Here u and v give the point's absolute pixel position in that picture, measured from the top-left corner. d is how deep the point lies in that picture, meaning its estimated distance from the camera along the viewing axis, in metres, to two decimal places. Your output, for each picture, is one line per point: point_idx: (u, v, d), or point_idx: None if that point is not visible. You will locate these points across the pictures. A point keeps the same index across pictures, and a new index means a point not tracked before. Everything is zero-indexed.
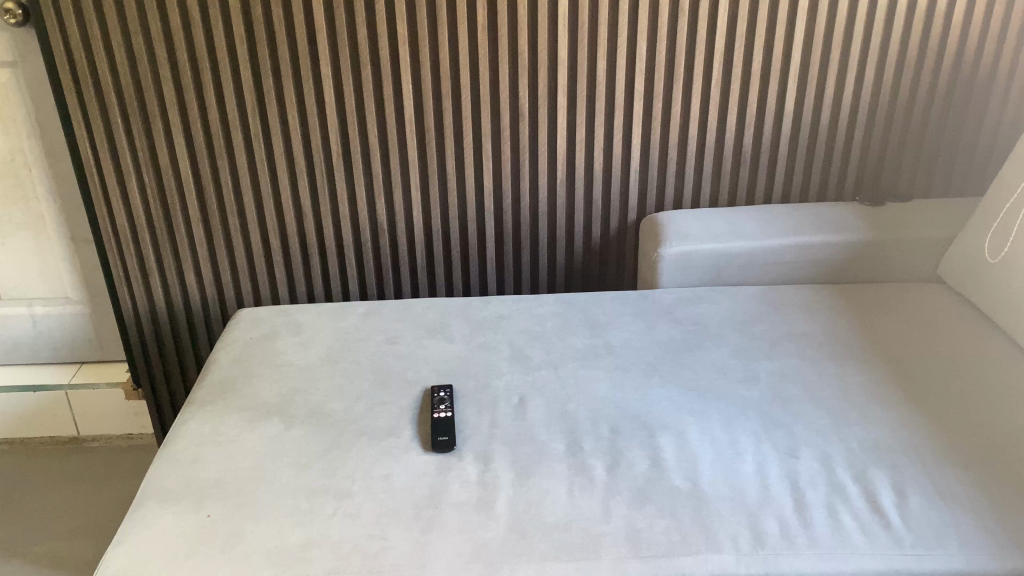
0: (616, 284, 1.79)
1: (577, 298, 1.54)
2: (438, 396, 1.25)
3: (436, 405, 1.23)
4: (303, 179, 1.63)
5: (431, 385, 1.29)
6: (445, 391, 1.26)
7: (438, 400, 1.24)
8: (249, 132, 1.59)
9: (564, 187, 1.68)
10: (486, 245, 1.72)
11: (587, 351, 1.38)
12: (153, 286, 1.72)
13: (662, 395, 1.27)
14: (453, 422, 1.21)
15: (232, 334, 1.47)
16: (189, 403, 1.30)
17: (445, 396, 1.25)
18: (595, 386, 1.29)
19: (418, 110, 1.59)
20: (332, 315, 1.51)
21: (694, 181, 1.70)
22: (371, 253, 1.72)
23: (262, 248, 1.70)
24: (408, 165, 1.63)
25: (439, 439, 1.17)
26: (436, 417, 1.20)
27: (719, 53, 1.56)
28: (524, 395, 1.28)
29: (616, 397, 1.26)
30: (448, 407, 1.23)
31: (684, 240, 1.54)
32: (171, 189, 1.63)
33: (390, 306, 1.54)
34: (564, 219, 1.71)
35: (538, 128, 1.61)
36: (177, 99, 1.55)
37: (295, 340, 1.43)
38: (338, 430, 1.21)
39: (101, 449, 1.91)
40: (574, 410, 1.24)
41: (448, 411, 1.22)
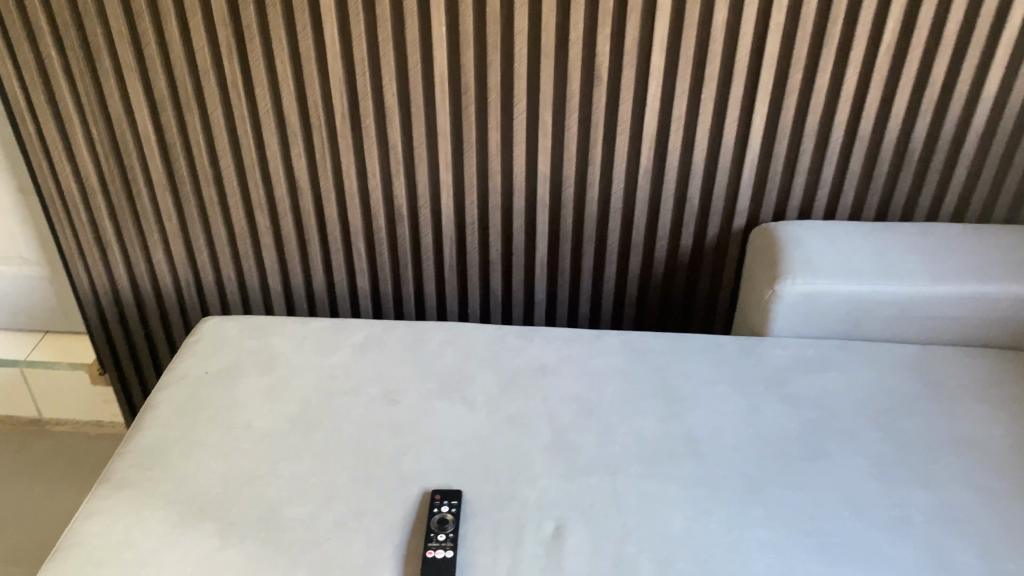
0: (704, 314, 1.35)
1: (652, 344, 1.11)
2: (437, 518, 0.87)
3: (433, 534, 0.85)
4: (297, 145, 1.21)
5: (433, 490, 0.91)
6: (450, 507, 0.88)
7: (437, 525, 0.86)
8: (224, 79, 1.17)
9: (649, 179, 1.21)
10: (535, 245, 1.28)
11: (660, 447, 0.96)
12: (113, 263, 1.36)
13: (764, 544, 0.86)
14: (454, 569, 0.83)
15: (187, 361, 1.11)
16: (106, 478, 0.95)
17: (446, 517, 0.87)
18: (666, 516, 0.89)
19: (454, 62, 1.13)
20: (320, 343, 1.13)
21: (834, 181, 1.21)
22: (385, 244, 1.30)
23: (247, 227, 1.31)
24: (436, 135, 1.19)
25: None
26: (429, 561, 0.83)
27: (902, 5, 1.05)
28: (564, 523, 0.88)
29: (697, 544, 0.86)
30: (450, 539, 0.85)
31: (814, 275, 1.09)
32: (127, 146, 1.24)
33: (398, 333, 1.14)
34: (646, 220, 1.25)
35: (621, 97, 1.14)
36: (129, 28, 1.14)
37: (262, 383, 1.06)
38: (289, 562, 0.84)
39: (67, 437, 1.60)
40: (632, 566, 0.84)
41: (449, 549, 0.84)
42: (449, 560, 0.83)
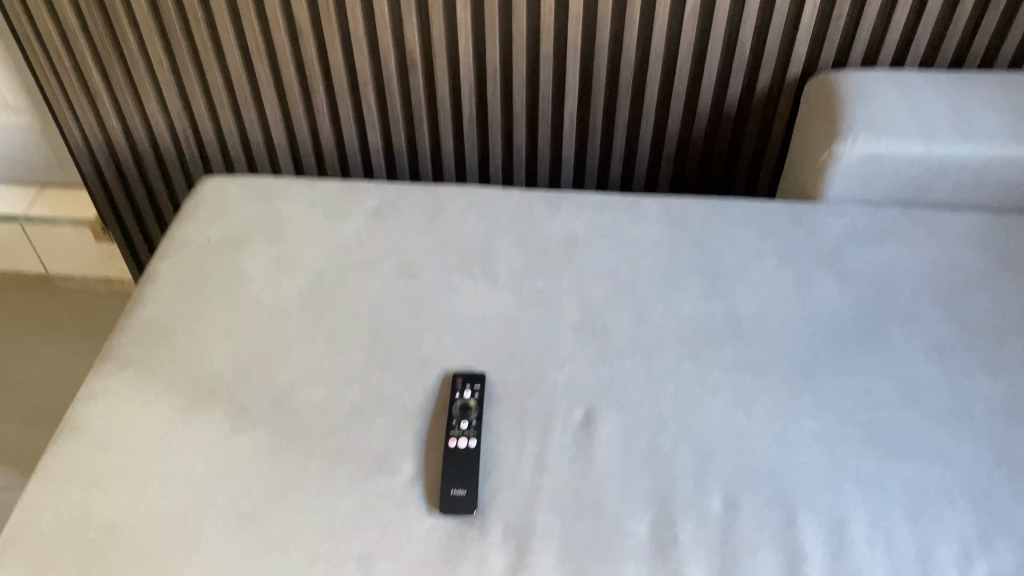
0: (747, 174, 1.24)
1: (692, 212, 1.02)
2: (459, 405, 0.81)
3: (455, 422, 0.80)
4: None
5: (454, 373, 0.85)
6: (473, 392, 0.82)
7: (459, 412, 0.80)
8: None
9: (696, 22, 1.06)
10: (564, 97, 1.16)
11: (699, 328, 0.89)
12: (104, 114, 1.25)
13: (810, 436, 0.80)
14: (478, 459, 0.78)
15: (187, 227, 1.02)
16: (108, 356, 0.89)
17: (468, 403, 0.81)
18: (706, 405, 0.83)
19: None
20: (330, 209, 1.04)
21: (908, 25, 1.06)
22: (398, 96, 1.18)
23: (246, 76, 1.18)
24: None
25: (452, 496, 0.75)
26: (452, 452, 0.78)
27: None
28: (595, 409, 0.82)
29: (738, 436, 0.80)
30: (473, 427, 0.79)
31: (880, 136, 0.97)
32: None
33: (414, 198, 1.05)
34: (689, 70, 1.11)
35: None
36: None
37: (270, 255, 0.98)
38: (304, 449, 0.80)
39: (76, 294, 1.56)
40: (668, 457, 0.79)
41: (472, 439, 0.79)
42: (473, 451, 0.78)
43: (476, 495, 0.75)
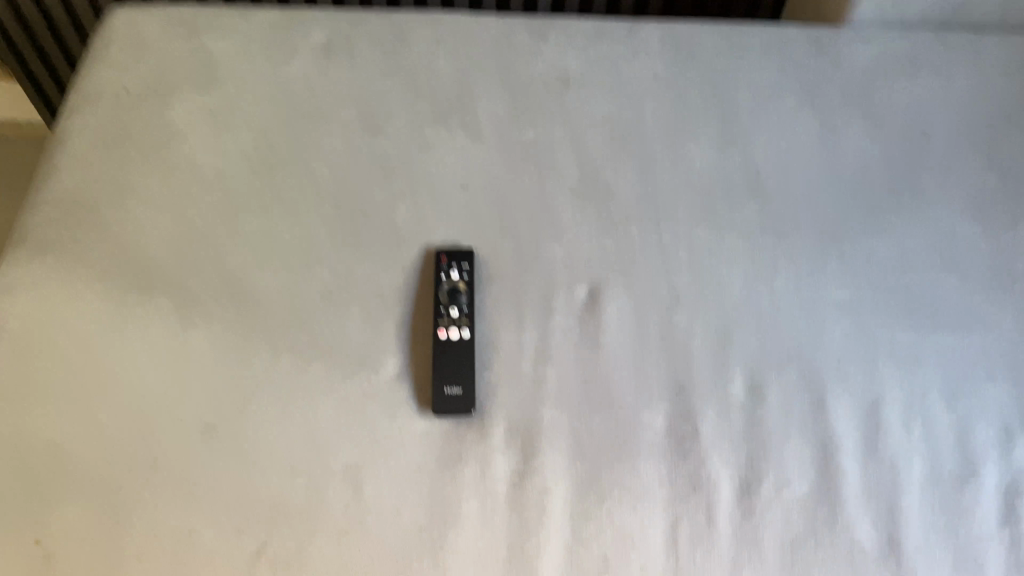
0: None
1: (698, 45, 0.88)
2: (446, 289, 0.71)
3: (443, 309, 0.70)
4: None
5: (438, 250, 0.74)
6: (462, 274, 0.72)
7: (448, 298, 0.70)
8: None
9: None
10: None
11: (713, 186, 0.79)
12: None
13: (839, 306, 0.72)
14: (472, 351, 0.69)
15: (97, 73, 0.84)
16: (20, 237, 0.75)
17: (456, 287, 0.71)
18: (724, 275, 0.74)
19: None
20: (271, 46, 0.86)
21: None
22: None
23: None
24: None
25: (447, 395, 0.66)
26: (444, 345, 0.68)
27: None
28: (600, 284, 0.73)
29: (760, 311, 0.72)
30: (465, 316, 0.70)
31: None
32: None
33: (370, 31, 0.88)
34: None
35: None
36: None
37: (204, 108, 0.82)
38: (270, 344, 0.69)
39: None
40: (685, 338, 0.70)
41: (465, 329, 0.69)
42: (466, 343, 0.69)
43: (474, 394, 0.67)
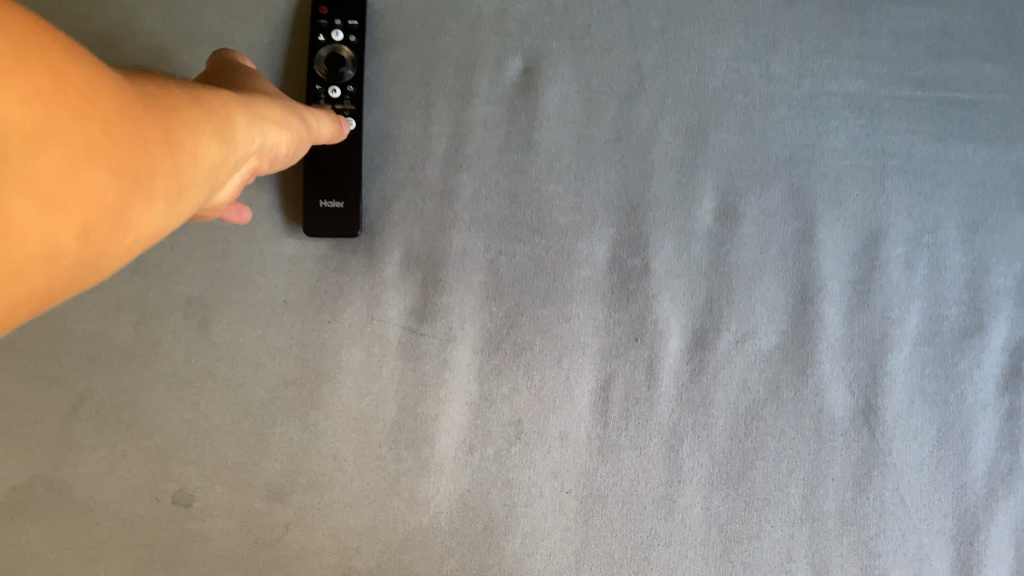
0: None
1: None
2: (325, 57, 0.52)
3: (319, 87, 0.51)
4: None
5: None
6: (347, 35, 0.52)
7: (327, 72, 0.51)
8: None
9: None
10: None
11: None
12: None
13: (850, 100, 0.55)
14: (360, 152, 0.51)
15: None
16: None
17: (338, 52, 0.52)
18: (705, 51, 0.55)
19: None
20: None
21: None
22: None
23: None
24: None
25: (324, 210, 0.50)
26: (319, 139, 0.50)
27: None
28: (540, 57, 0.54)
29: (748, 104, 0.54)
30: (349, 97, 0.51)
31: None
32: None
33: None
34: None
35: None
36: None
37: None
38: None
39: None
40: (645, 139, 0.53)
41: (350, 118, 0.51)
42: (351, 136, 0.51)
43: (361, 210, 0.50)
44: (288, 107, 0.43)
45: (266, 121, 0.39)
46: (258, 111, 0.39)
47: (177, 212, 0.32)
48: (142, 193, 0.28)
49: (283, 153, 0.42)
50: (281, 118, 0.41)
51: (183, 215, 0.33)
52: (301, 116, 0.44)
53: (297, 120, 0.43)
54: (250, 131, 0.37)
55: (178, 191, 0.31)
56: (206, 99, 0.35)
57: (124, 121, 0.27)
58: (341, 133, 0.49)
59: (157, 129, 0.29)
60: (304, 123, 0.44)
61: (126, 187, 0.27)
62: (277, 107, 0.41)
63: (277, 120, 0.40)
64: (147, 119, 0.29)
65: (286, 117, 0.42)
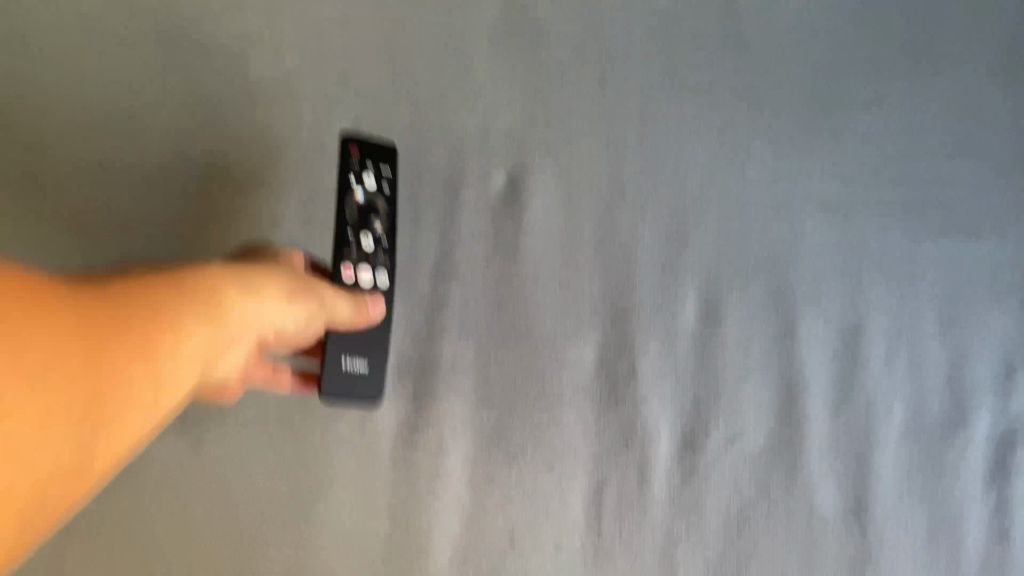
0: None
1: None
2: (359, 206, 0.49)
3: (353, 236, 0.48)
4: None
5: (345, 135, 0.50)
6: (384, 181, 0.50)
7: (360, 217, 0.49)
8: None
9: None
10: None
11: (676, 28, 0.60)
12: None
13: (823, 202, 0.57)
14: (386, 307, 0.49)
15: None
16: None
17: (373, 202, 0.49)
18: (681, 158, 0.57)
19: None
20: None
21: None
22: None
23: None
24: None
25: (346, 373, 0.47)
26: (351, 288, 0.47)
27: None
28: (522, 169, 0.56)
29: (725, 208, 0.56)
30: (382, 249, 0.49)
31: None
32: None
33: None
34: None
35: None
36: None
37: None
38: (166, 226, 0.53)
39: None
40: (627, 245, 0.55)
41: (382, 273, 0.49)
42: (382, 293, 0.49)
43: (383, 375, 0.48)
44: (301, 278, 0.44)
45: (261, 300, 0.41)
46: (253, 286, 0.41)
47: (164, 402, 0.36)
48: (99, 401, 0.32)
49: (297, 323, 0.44)
50: (286, 291, 0.42)
51: (179, 396, 0.36)
52: (315, 289, 0.44)
53: (307, 291, 0.44)
54: (239, 309, 0.39)
55: (154, 385, 0.35)
56: (192, 283, 0.37)
57: (81, 345, 0.32)
58: (364, 311, 0.46)
59: (120, 339, 0.33)
60: (314, 300, 0.44)
61: (76, 405, 0.31)
62: (285, 281, 0.43)
63: (276, 298, 0.42)
64: (113, 332, 0.33)
65: (289, 292, 0.43)
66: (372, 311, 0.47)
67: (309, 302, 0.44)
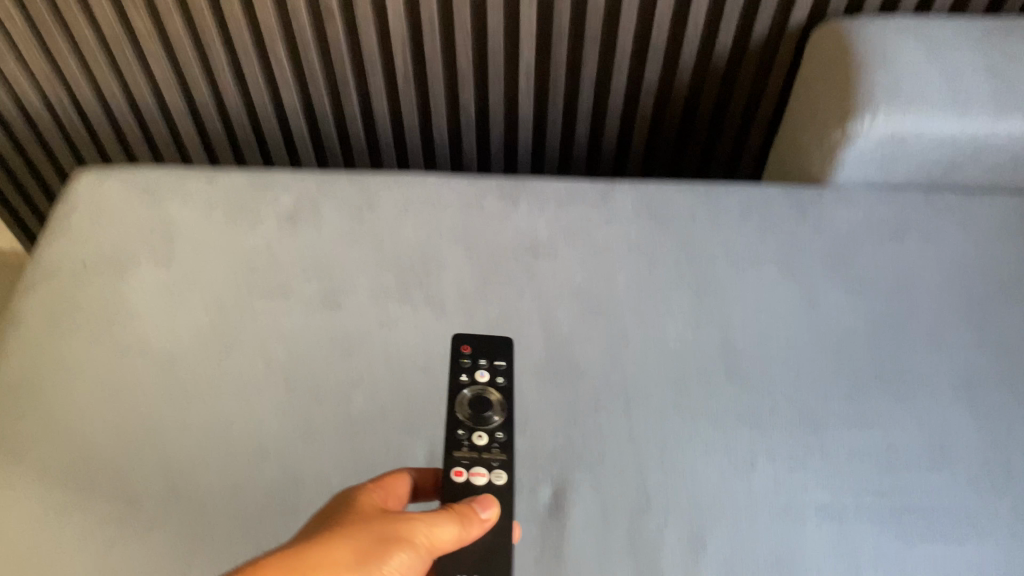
0: (732, 146, 1.12)
1: (674, 207, 0.87)
2: (473, 397, 0.61)
3: (469, 424, 0.60)
4: None
5: (456, 345, 0.65)
6: (492, 376, 0.63)
7: (474, 417, 0.60)
8: None
9: None
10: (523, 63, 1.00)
11: (686, 363, 0.75)
12: None
13: (821, 506, 0.66)
14: (508, 542, 0.54)
15: (60, 248, 0.84)
16: None
17: (483, 390, 0.62)
18: (696, 470, 0.68)
19: None
20: (236, 215, 0.86)
21: None
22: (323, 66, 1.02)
23: (124, 33, 0.99)
24: None
25: None
26: (469, 488, 0.56)
27: None
28: (564, 481, 0.68)
29: (736, 513, 0.66)
30: (495, 435, 0.59)
31: (906, 110, 0.80)
32: None
33: (337, 198, 0.87)
34: (670, 27, 0.95)
35: None
36: None
37: (163, 284, 0.80)
38: (274, 532, 0.65)
39: None
40: (652, 549, 0.65)
41: (499, 469, 0.57)
42: (496, 484, 0.57)
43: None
44: (379, 534, 0.44)
45: (333, 572, 0.41)
46: (318, 567, 0.40)
47: None
48: None
49: None
50: (359, 554, 0.42)
51: None
52: (395, 544, 0.44)
53: (385, 547, 0.43)
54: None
55: None
56: None
57: None
58: (477, 516, 0.50)
59: None
60: (396, 552, 0.44)
61: None
62: (359, 544, 0.43)
63: (348, 565, 0.41)
64: None
65: (363, 553, 0.42)
66: (484, 514, 0.51)
67: (392, 554, 0.43)
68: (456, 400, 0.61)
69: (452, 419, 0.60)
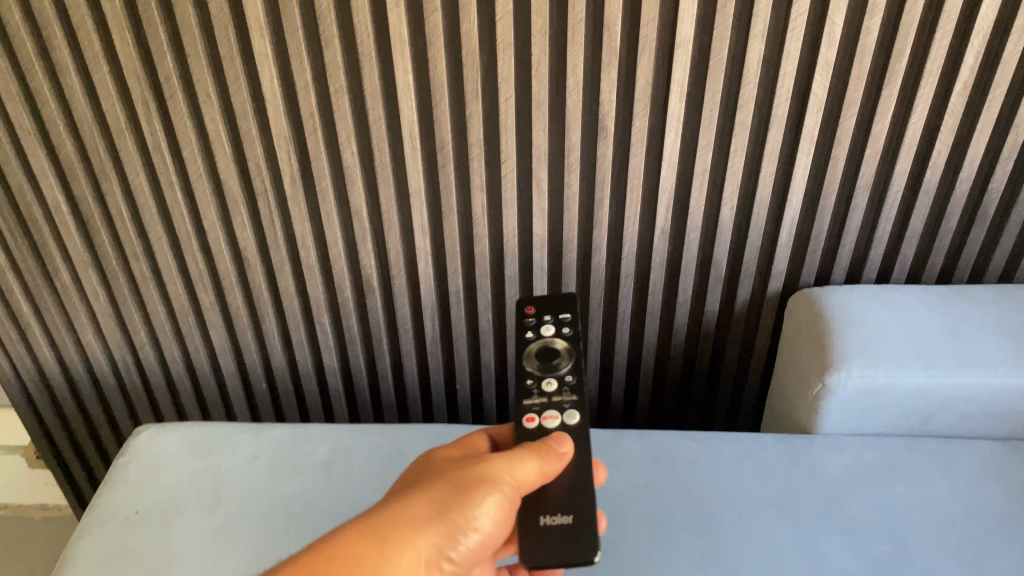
0: (732, 399, 1.22)
1: (676, 455, 0.95)
2: (542, 350, 0.80)
3: (543, 377, 0.78)
4: (243, 227, 1.04)
5: (523, 314, 0.84)
6: (554, 331, 0.82)
7: (542, 367, 0.78)
8: (152, 163, 0.99)
9: (665, 252, 1.04)
10: None
11: None
12: (46, 349, 1.20)
13: None
14: (587, 477, 0.69)
15: (114, 497, 0.92)
16: None
17: (551, 343, 0.80)
18: None
19: (430, 135, 0.95)
20: (275, 465, 0.94)
21: (883, 251, 1.04)
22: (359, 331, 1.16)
23: (192, 309, 1.15)
24: (410, 215, 1.02)
25: (555, 524, 0.66)
26: (543, 426, 0.73)
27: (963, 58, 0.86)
28: None
29: None
30: (566, 382, 0.77)
31: (875, 368, 0.89)
32: (41, 233, 1.06)
33: (368, 448, 0.96)
34: (662, 297, 1.09)
35: (631, 164, 0.95)
36: (33, 115, 0.96)
37: (203, 529, 0.87)
38: None
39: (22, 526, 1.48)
40: None
41: (570, 410, 0.74)
42: (569, 423, 0.73)
43: (592, 533, 0.65)
44: (471, 473, 0.62)
45: (435, 499, 0.59)
46: (426, 500, 0.59)
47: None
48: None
49: (482, 508, 0.60)
50: (442, 504, 0.59)
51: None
52: (478, 484, 0.61)
53: (476, 482, 0.61)
54: (419, 517, 0.57)
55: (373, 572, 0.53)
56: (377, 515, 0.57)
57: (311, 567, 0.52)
58: (554, 451, 0.67)
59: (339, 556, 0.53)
60: (484, 489, 0.61)
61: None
62: (447, 491, 0.60)
63: (447, 499, 0.60)
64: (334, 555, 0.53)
65: (459, 489, 0.61)
66: (562, 449, 0.68)
67: (482, 489, 0.61)
68: (530, 358, 0.79)
69: (528, 375, 0.78)
